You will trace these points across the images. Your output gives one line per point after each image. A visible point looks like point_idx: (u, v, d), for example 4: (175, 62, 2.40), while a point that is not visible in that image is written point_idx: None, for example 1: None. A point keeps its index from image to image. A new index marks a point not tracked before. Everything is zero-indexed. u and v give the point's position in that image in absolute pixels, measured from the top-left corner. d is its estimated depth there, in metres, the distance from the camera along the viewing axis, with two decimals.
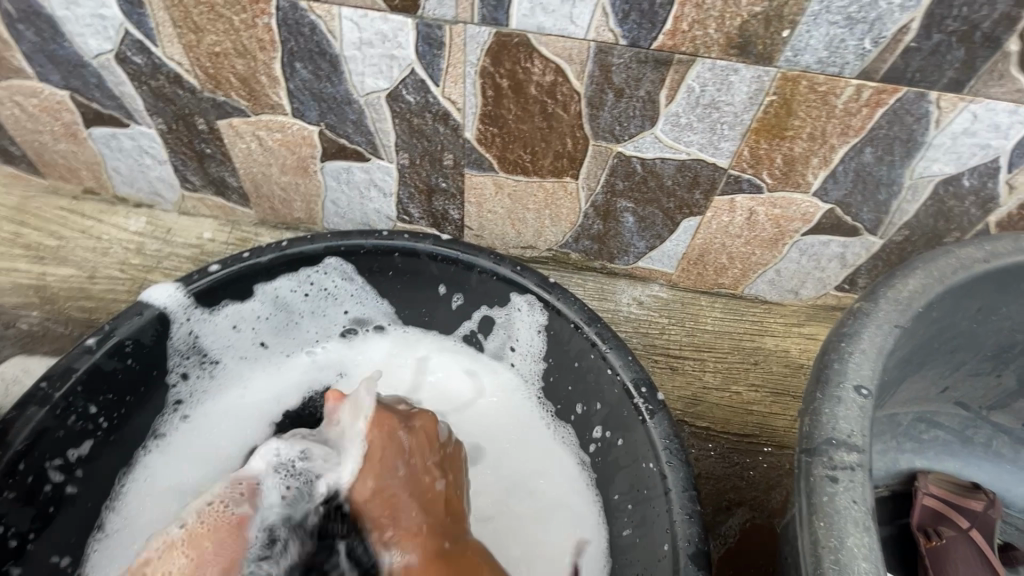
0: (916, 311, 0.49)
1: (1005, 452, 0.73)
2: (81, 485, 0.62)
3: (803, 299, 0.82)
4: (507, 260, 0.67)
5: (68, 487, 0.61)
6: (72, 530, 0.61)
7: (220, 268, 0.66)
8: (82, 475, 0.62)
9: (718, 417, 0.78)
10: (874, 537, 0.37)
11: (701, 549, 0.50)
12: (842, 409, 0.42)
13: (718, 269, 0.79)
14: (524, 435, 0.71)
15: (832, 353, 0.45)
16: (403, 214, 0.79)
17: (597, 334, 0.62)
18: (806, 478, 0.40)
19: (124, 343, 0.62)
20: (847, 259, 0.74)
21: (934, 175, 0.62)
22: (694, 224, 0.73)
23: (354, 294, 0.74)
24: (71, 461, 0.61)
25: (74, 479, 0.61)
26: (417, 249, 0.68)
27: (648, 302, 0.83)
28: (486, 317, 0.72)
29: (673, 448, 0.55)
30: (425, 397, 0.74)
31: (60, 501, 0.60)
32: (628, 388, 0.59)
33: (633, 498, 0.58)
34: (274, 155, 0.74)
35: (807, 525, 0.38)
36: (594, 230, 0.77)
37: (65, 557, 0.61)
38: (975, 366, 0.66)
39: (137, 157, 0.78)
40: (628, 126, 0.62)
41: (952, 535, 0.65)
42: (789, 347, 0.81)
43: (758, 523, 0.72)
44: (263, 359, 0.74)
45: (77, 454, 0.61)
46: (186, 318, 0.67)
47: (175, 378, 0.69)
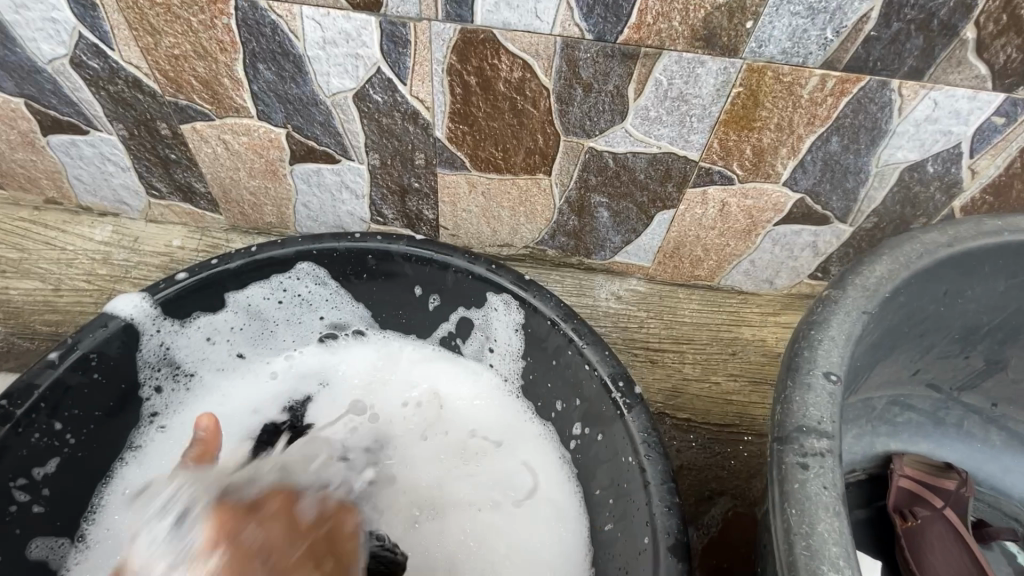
0: (883, 296, 0.49)
1: (976, 431, 0.75)
2: (49, 504, 0.60)
3: (778, 288, 0.83)
4: (482, 259, 0.66)
5: (35, 506, 0.59)
6: (43, 550, 0.60)
7: (188, 276, 0.65)
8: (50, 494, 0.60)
9: (698, 408, 0.79)
10: (845, 522, 0.37)
11: (680, 541, 0.50)
12: (812, 396, 0.42)
13: (694, 261, 0.80)
14: (507, 435, 0.70)
15: (802, 341, 0.46)
16: (376, 216, 0.78)
17: (574, 329, 0.62)
18: (777, 466, 0.40)
19: (89, 356, 0.61)
20: (819, 248, 0.75)
21: (899, 161, 0.63)
22: (668, 217, 0.73)
23: (329, 299, 0.73)
24: (38, 480, 0.59)
25: (42, 498, 0.59)
26: (391, 250, 0.67)
27: (626, 296, 0.83)
28: (464, 318, 0.72)
29: (651, 441, 0.55)
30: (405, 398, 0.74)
31: (27, 522, 0.58)
32: (606, 382, 0.59)
33: (614, 493, 0.58)
34: (241, 159, 0.72)
35: (779, 513, 0.39)
36: (570, 225, 0.76)
37: None
38: (944, 349, 0.67)
39: (99, 164, 0.76)
40: (598, 120, 0.62)
41: (926, 515, 0.67)
42: (767, 337, 0.82)
43: (741, 512, 0.73)
44: (241, 369, 0.74)
45: (43, 472, 0.59)
46: (156, 330, 0.65)
47: (148, 391, 0.68)
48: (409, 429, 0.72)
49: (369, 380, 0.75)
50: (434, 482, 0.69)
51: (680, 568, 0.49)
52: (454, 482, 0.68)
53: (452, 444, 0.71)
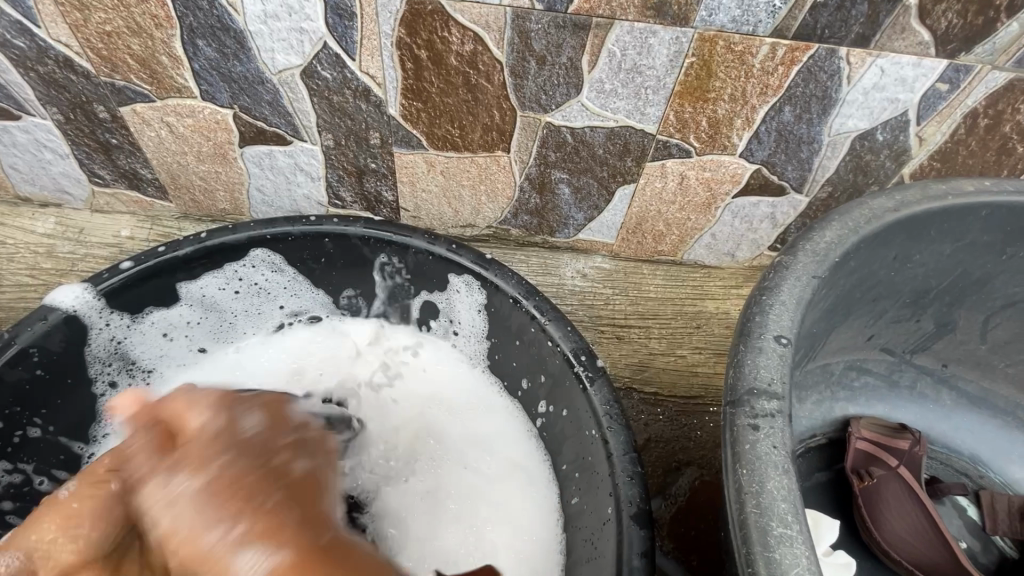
0: (833, 261, 0.50)
1: (928, 392, 0.77)
2: (27, 504, 0.60)
3: (739, 261, 0.84)
4: (442, 239, 0.66)
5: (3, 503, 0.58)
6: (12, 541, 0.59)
7: (133, 265, 0.62)
8: (20, 492, 0.60)
9: (664, 381, 0.80)
10: (793, 479, 0.38)
11: (642, 509, 0.50)
12: (763, 359, 0.43)
13: (657, 236, 0.80)
14: (476, 409, 0.70)
15: (754, 306, 0.46)
16: (334, 199, 0.76)
17: (536, 307, 0.62)
18: (730, 429, 0.41)
19: (28, 351, 0.57)
20: (777, 219, 0.76)
21: (850, 131, 0.64)
22: (629, 192, 0.73)
23: (287, 287, 0.71)
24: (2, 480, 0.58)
25: (10, 496, 0.59)
26: (348, 232, 0.66)
27: (592, 274, 0.84)
28: (427, 302, 0.71)
29: (614, 413, 0.56)
30: (366, 368, 0.72)
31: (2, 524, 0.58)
32: (568, 357, 0.59)
33: (579, 467, 0.59)
34: (188, 143, 0.69)
35: (732, 475, 0.39)
36: (532, 203, 0.76)
37: None
38: (896, 313, 0.69)
39: (35, 152, 0.72)
40: (554, 94, 0.61)
41: (882, 473, 0.69)
42: (729, 310, 0.83)
43: (707, 480, 0.74)
44: (202, 363, 0.72)
45: (5, 473, 0.59)
46: (105, 324, 0.63)
47: (102, 387, 0.66)
48: (371, 393, 0.71)
49: (332, 361, 0.73)
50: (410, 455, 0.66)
51: (642, 534, 0.49)
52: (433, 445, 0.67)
53: (419, 408, 0.70)
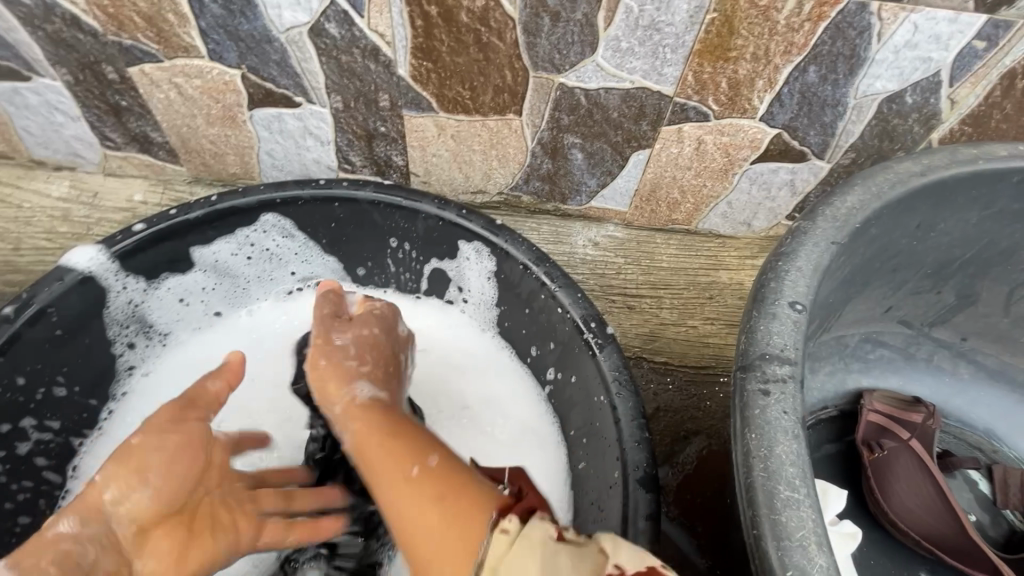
0: (853, 227, 0.49)
1: (945, 366, 0.76)
2: (52, 457, 0.63)
3: (756, 231, 0.82)
4: (452, 204, 0.65)
5: (39, 459, 0.62)
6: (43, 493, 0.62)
7: (145, 227, 0.61)
8: (49, 449, 0.62)
9: (675, 351, 0.79)
10: (803, 444, 0.37)
11: (649, 473, 0.51)
12: (776, 325, 0.42)
13: (671, 204, 0.78)
14: (485, 375, 0.71)
15: (770, 272, 0.45)
16: (344, 163, 0.75)
17: (546, 273, 0.62)
18: (740, 394, 0.40)
19: (48, 311, 0.58)
20: (797, 187, 0.74)
21: (878, 93, 0.61)
22: (643, 157, 0.71)
23: (298, 253, 0.71)
24: (32, 438, 0.61)
25: (40, 453, 0.62)
26: (358, 197, 0.65)
27: (604, 243, 0.82)
28: (437, 269, 0.71)
29: (623, 379, 0.56)
30: None
31: (34, 476, 0.61)
32: (579, 324, 0.59)
33: (587, 432, 0.59)
34: (197, 105, 0.69)
35: (740, 438, 0.38)
36: (544, 168, 0.74)
37: (25, 517, 0.60)
38: (916, 284, 0.67)
39: (47, 114, 0.72)
40: (568, 53, 0.59)
41: (893, 446, 0.68)
42: (743, 280, 0.82)
43: (714, 449, 0.75)
44: (218, 327, 0.73)
45: (35, 431, 0.61)
46: (123, 287, 0.64)
47: (121, 347, 0.67)
48: None
49: None
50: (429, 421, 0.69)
51: (648, 498, 0.50)
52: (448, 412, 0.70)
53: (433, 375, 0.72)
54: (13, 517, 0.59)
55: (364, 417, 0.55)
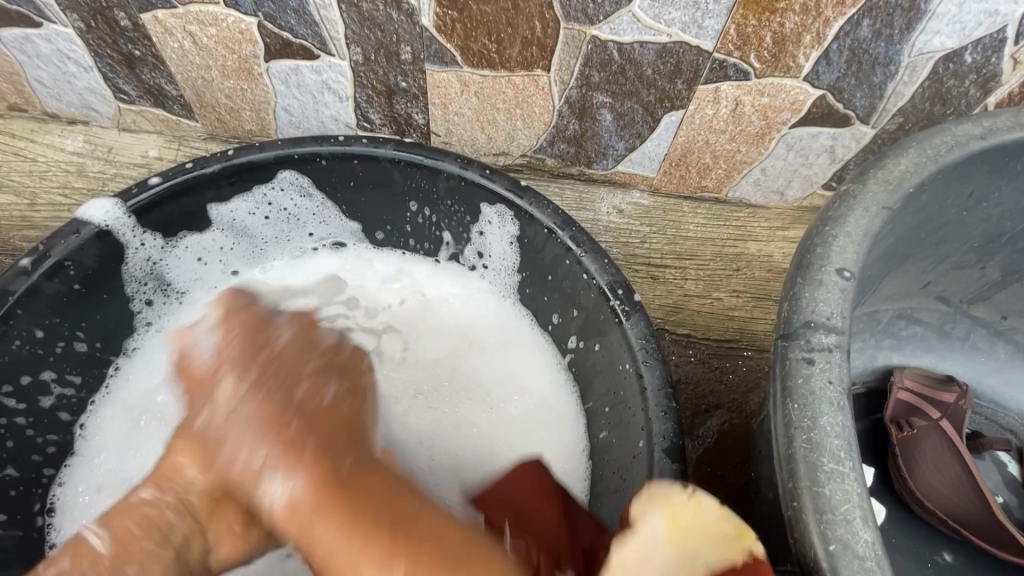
0: (905, 192, 0.46)
1: (981, 344, 0.73)
2: (74, 412, 0.63)
3: (788, 201, 0.79)
4: (474, 164, 0.62)
5: (63, 413, 0.62)
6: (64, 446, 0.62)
7: (161, 181, 0.60)
8: (71, 403, 0.63)
9: (699, 324, 0.77)
10: (849, 415, 0.35)
11: (676, 443, 0.49)
12: (822, 293, 0.40)
13: (702, 170, 0.75)
14: (504, 342, 0.69)
15: (816, 237, 0.43)
16: (363, 121, 0.73)
17: (572, 238, 0.59)
18: (781, 363, 0.38)
19: (65, 264, 0.57)
20: (836, 153, 0.70)
21: (934, 51, 0.57)
22: (676, 118, 0.68)
23: (316, 213, 0.70)
24: (55, 392, 0.61)
25: (64, 407, 0.62)
26: (378, 155, 0.63)
27: (628, 211, 0.79)
28: (458, 232, 0.69)
29: (650, 348, 0.54)
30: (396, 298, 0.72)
31: (59, 429, 0.62)
32: (605, 291, 0.57)
33: (610, 401, 0.58)
34: (212, 55, 0.66)
35: (781, 408, 0.37)
36: (570, 130, 0.71)
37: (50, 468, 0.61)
38: (959, 258, 0.64)
39: (60, 64, 0.70)
40: (603, 2, 0.55)
41: (924, 425, 0.66)
42: (772, 253, 0.79)
43: (737, 423, 0.74)
44: (235, 287, 0.72)
45: (57, 385, 0.61)
46: (141, 244, 0.63)
47: (139, 304, 0.67)
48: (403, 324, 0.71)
49: (360, 291, 0.73)
50: (419, 390, 0.68)
51: (673, 469, 0.48)
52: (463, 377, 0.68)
53: (451, 341, 0.70)
54: (40, 467, 0.60)
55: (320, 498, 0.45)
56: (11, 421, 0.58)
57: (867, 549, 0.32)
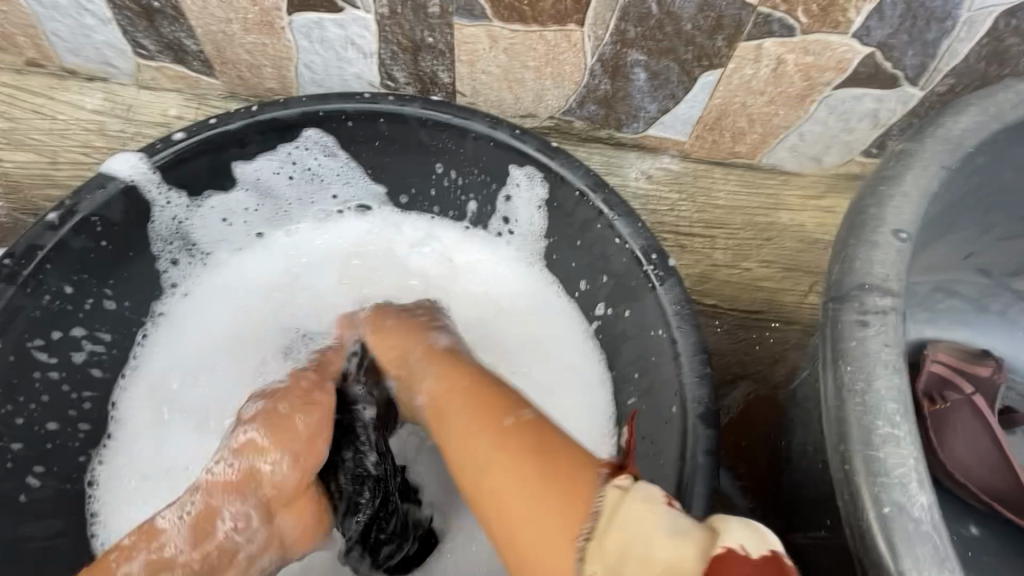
0: (965, 151, 0.43)
1: (1019, 319, 0.71)
2: (106, 369, 0.64)
3: (825, 168, 0.76)
4: (504, 124, 0.60)
5: (96, 370, 0.62)
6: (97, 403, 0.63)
7: (186, 136, 0.59)
8: (102, 360, 0.63)
9: (726, 294, 0.76)
10: (906, 379, 0.34)
11: (710, 409, 0.49)
12: (878, 254, 0.38)
13: (736, 135, 0.72)
14: (531, 309, 0.68)
15: (869, 197, 0.41)
16: (386, 79, 0.71)
17: (604, 202, 0.58)
18: (833, 326, 0.37)
19: (92, 220, 0.57)
20: (880, 117, 0.67)
21: (996, 4, 0.54)
22: (713, 79, 0.65)
23: (339, 174, 0.68)
24: (86, 349, 0.61)
25: (96, 364, 0.62)
26: (405, 113, 0.61)
27: (657, 176, 0.77)
28: (485, 196, 0.68)
29: (684, 314, 0.52)
30: (420, 262, 0.71)
31: (94, 386, 0.62)
32: (637, 256, 0.56)
33: (640, 367, 0.57)
34: (233, 7, 0.64)
35: (832, 371, 0.36)
36: (601, 90, 0.69)
37: (85, 424, 0.62)
38: (1006, 229, 0.62)
39: (77, 16, 0.68)
40: None
41: (956, 398, 0.63)
42: (805, 222, 0.77)
43: (762, 395, 0.73)
44: (259, 250, 0.71)
45: (88, 342, 0.61)
46: (167, 202, 0.62)
47: (165, 264, 0.66)
48: (428, 289, 0.70)
49: (384, 255, 0.72)
50: None
51: (708, 435, 0.48)
52: (489, 343, 0.68)
53: (477, 307, 0.69)
54: (75, 424, 0.61)
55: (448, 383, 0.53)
56: (46, 377, 0.58)
57: (922, 512, 0.31)
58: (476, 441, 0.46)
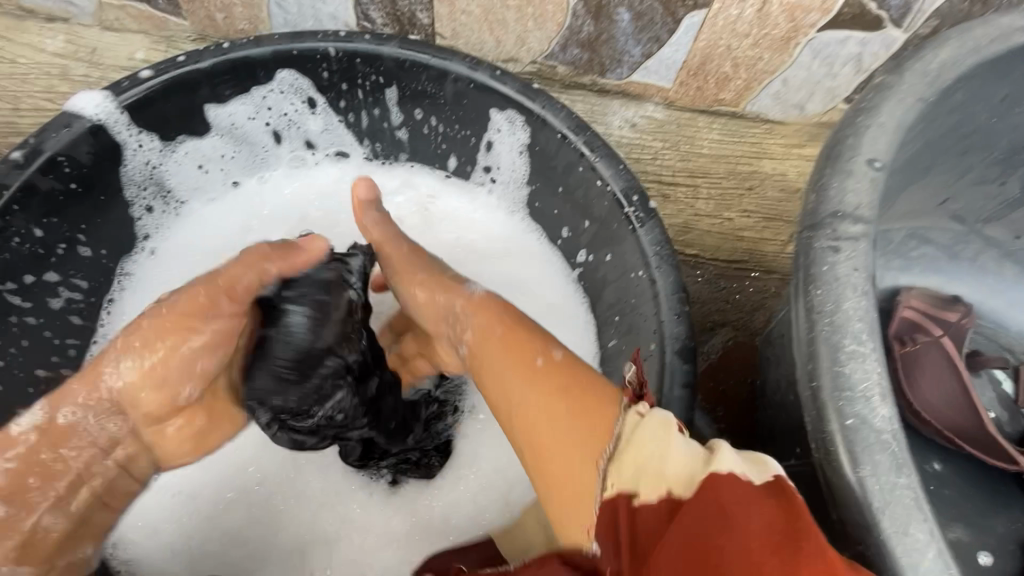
0: (942, 85, 0.43)
1: (989, 266, 0.73)
2: (85, 317, 0.63)
3: (808, 116, 0.76)
4: (484, 65, 0.59)
5: (74, 317, 0.61)
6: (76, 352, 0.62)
7: (153, 74, 0.56)
8: (79, 308, 0.62)
9: (708, 244, 0.76)
10: (872, 302, 0.35)
11: (687, 345, 0.50)
12: (852, 183, 0.38)
13: (720, 80, 0.71)
14: (512, 257, 0.68)
15: (846, 128, 0.41)
16: (363, 20, 0.68)
17: (586, 143, 0.57)
18: (805, 253, 0.38)
19: (59, 160, 0.55)
20: (863, 63, 0.67)
21: None
22: (698, 20, 0.64)
23: (317, 120, 0.67)
24: (62, 296, 0.60)
25: (76, 312, 0.62)
26: (381, 53, 0.59)
27: (642, 124, 0.76)
28: (467, 143, 0.66)
29: (664, 254, 0.53)
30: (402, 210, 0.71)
31: (77, 334, 0.62)
32: (619, 198, 0.56)
33: (620, 310, 0.58)
34: None
35: (802, 295, 0.37)
36: (584, 32, 0.67)
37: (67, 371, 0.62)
38: (980, 172, 0.63)
39: None
40: None
41: (926, 342, 0.65)
42: (787, 172, 0.77)
43: (740, 341, 0.74)
44: (233, 200, 0.70)
45: (65, 290, 0.60)
46: (138, 146, 0.60)
47: (139, 211, 0.65)
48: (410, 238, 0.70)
49: None
50: None
51: (684, 368, 0.49)
52: None
53: (457, 257, 0.69)
54: (58, 370, 0.61)
55: (481, 316, 0.49)
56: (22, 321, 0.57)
57: (883, 422, 0.33)
58: (535, 398, 0.42)
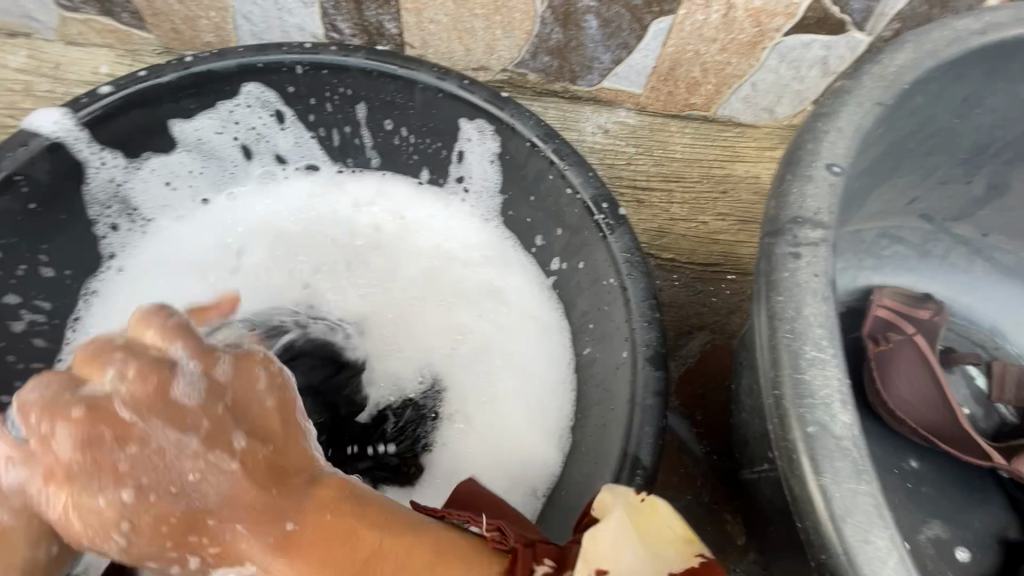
0: (900, 88, 0.44)
1: (959, 263, 0.74)
2: (49, 339, 0.61)
3: (778, 119, 0.76)
4: (452, 75, 0.58)
5: (38, 338, 0.60)
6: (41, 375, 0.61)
7: (114, 90, 0.55)
8: (43, 330, 0.60)
9: (684, 248, 0.77)
10: (831, 307, 0.36)
11: (658, 351, 0.49)
12: (811, 189, 0.39)
13: (691, 85, 0.72)
14: (486, 266, 0.68)
15: (806, 134, 0.41)
16: (331, 31, 0.68)
17: (556, 151, 0.57)
18: (766, 259, 0.38)
19: (16, 179, 0.54)
20: (829, 65, 0.67)
21: None
22: (665, 26, 0.64)
23: (286, 132, 0.66)
24: (26, 318, 0.59)
25: (40, 334, 0.60)
26: (348, 65, 0.58)
27: (614, 130, 0.76)
28: (438, 152, 0.66)
29: (634, 261, 0.53)
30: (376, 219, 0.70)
31: (41, 357, 0.60)
32: (589, 205, 0.55)
33: (594, 318, 0.57)
34: None
35: (764, 302, 0.37)
36: (553, 40, 0.67)
37: None
38: (946, 172, 0.64)
39: None
40: None
41: (900, 339, 0.66)
42: (760, 174, 0.77)
43: (718, 343, 0.75)
44: (202, 216, 0.68)
45: (29, 311, 0.59)
46: (102, 163, 0.60)
47: (104, 229, 0.64)
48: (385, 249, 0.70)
49: (336, 215, 0.70)
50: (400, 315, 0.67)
51: (656, 376, 0.49)
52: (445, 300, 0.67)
53: (433, 266, 0.69)
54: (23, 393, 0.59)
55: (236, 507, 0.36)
56: None
57: (843, 429, 0.33)
58: None
